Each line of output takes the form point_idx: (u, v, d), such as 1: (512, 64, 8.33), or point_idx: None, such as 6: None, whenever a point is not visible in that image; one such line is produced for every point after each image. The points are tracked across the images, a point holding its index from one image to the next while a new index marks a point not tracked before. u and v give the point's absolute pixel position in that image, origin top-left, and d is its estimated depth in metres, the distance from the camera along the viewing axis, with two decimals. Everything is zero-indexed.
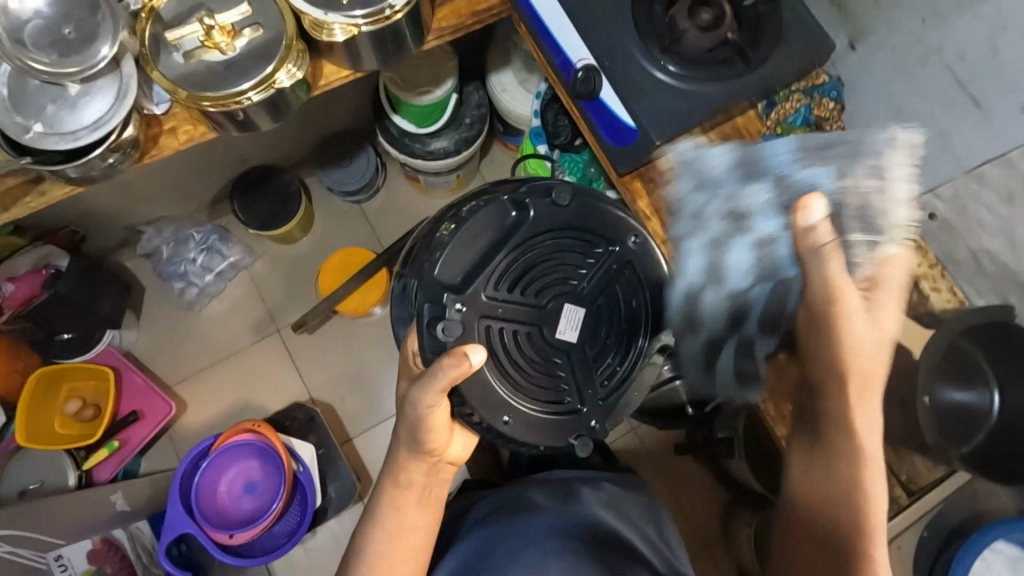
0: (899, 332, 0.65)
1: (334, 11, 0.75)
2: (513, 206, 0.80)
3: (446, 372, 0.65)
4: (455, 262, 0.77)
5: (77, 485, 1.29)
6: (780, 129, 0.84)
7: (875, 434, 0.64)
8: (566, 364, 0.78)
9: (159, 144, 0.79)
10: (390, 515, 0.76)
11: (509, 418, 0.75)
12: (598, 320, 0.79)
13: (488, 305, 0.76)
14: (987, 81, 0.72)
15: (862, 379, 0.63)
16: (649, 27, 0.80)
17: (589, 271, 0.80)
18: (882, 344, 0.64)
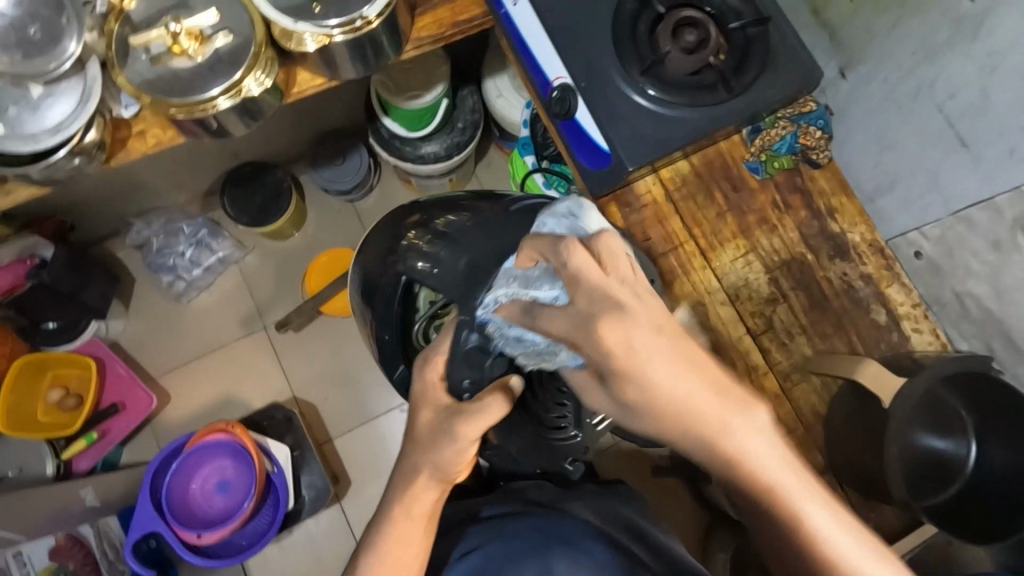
0: (652, 352, 0.44)
1: (305, 20, 0.73)
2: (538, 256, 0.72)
3: (495, 409, 0.59)
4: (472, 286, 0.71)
5: (55, 475, 1.29)
6: (764, 156, 0.82)
7: (752, 435, 0.46)
8: (572, 398, 0.71)
9: (128, 147, 0.79)
10: (394, 541, 0.64)
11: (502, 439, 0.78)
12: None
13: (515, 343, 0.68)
14: (976, 122, 0.71)
15: (699, 426, 0.45)
16: (631, 47, 0.78)
17: None
18: (649, 392, 0.45)
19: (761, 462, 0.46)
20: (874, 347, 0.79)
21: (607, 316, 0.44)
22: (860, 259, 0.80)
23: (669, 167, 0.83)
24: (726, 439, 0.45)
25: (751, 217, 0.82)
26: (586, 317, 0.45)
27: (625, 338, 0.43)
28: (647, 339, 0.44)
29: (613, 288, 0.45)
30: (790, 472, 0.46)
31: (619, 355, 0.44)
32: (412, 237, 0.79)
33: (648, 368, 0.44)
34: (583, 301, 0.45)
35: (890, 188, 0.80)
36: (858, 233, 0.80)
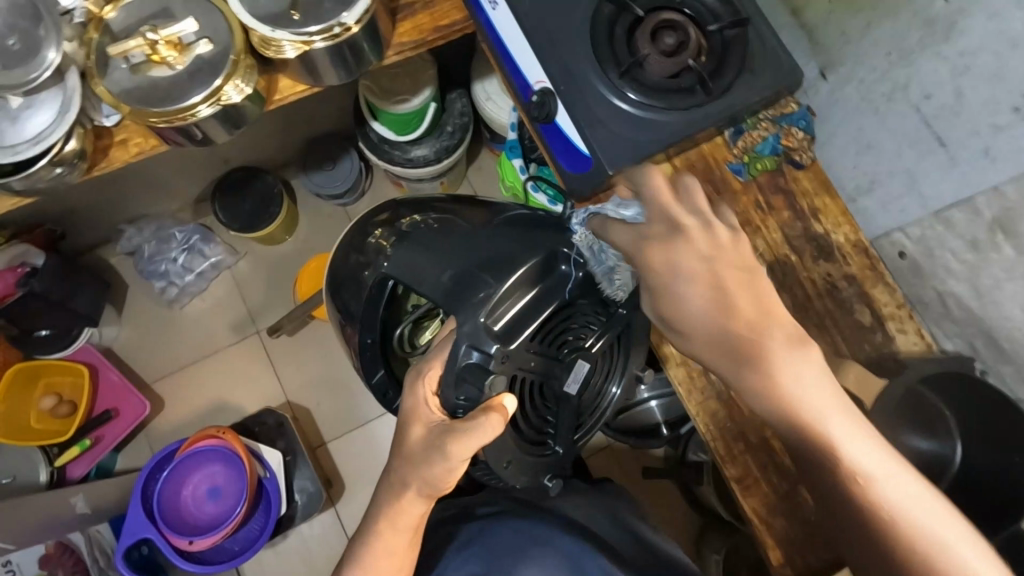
0: (694, 274, 0.53)
1: (283, 27, 0.73)
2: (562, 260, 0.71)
3: (488, 432, 0.59)
4: (496, 304, 0.67)
5: (48, 482, 1.29)
6: (747, 158, 0.83)
7: (799, 363, 0.50)
8: (558, 410, 0.73)
9: (109, 156, 0.79)
10: (380, 555, 0.66)
11: (510, 463, 0.69)
12: (595, 367, 0.76)
13: (523, 356, 0.66)
14: (951, 122, 0.69)
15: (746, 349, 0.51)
16: (609, 51, 0.78)
17: (601, 326, 0.73)
18: (694, 309, 0.53)
19: (806, 390, 0.49)
20: (858, 348, 0.80)
21: (656, 238, 0.56)
22: (844, 260, 0.80)
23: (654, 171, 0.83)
24: (768, 365, 0.50)
25: (734, 220, 0.82)
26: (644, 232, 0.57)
27: (668, 253, 0.54)
28: (690, 267, 0.53)
29: (676, 212, 0.55)
30: (823, 396, 0.49)
31: (663, 267, 0.55)
32: (383, 237, 0.83)
33: (689, 290, 0.53)
34: (655, 219, 0.56)
35: (871, 189, 0.81)
36: (841, 234, 0.80)
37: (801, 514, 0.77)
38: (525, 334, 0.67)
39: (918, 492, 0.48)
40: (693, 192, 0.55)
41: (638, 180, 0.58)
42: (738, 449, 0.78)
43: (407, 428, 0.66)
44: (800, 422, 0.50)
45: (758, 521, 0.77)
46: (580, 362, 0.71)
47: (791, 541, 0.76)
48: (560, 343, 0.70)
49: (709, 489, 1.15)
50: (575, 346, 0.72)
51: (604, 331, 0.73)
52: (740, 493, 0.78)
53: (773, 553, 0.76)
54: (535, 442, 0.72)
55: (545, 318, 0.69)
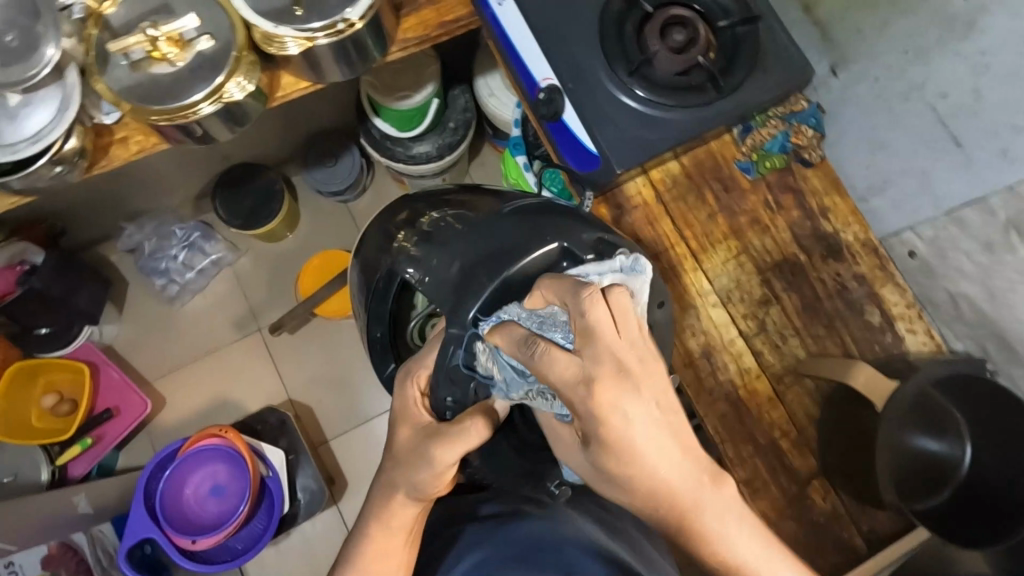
0: (636, 422, 0.46)
1: (286, 23, 0.72)
2: (564, 254, 0.63)
3: (475, 434, 0.59)
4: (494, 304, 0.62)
5: (49, 482, 1.27)
6: (755, 156, 0.82)
7: (722, 509, 0.48)
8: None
9: (110, 154, 0.78)
10: (371, 558, 0.65)
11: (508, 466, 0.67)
12: None
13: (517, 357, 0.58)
14: (968, 122, 0.70)
15: (677, 498, 0.47)
16: (618, 46, 0.77)
17: None
18: (637, 468, 0.47)
19: (730, 534, 0.48)
20: (867, 349, 0.79)
21: (608, 379, 0.46)
22: (854, 259, 0.80)
23: (660, 168, 0.82)
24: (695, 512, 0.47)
25: (742, 218, 0.82)
26: (584, 374, 0.47)
27: (616, 398, 0.46)
28: (641, 425, 0.46)
29: (620, 349, 0.47)
30: (747, 544, 0.48)
31: (611, 417, 0.46)
32: (406, 239, 0.72)
33: (637, 440, 0.46)
34: (595, 356, 0.47)
35: (883, 188, 0.79)
36: (850, 233, 0.80)
37: (808, 516, 0.79)
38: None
39: None
40: (612, 319, 0.47)
41: (617, 309, 0.48)
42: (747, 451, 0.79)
43: (400, 428, 0.65)
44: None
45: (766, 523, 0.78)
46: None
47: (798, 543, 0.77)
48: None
49: None
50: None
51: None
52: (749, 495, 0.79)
53: None
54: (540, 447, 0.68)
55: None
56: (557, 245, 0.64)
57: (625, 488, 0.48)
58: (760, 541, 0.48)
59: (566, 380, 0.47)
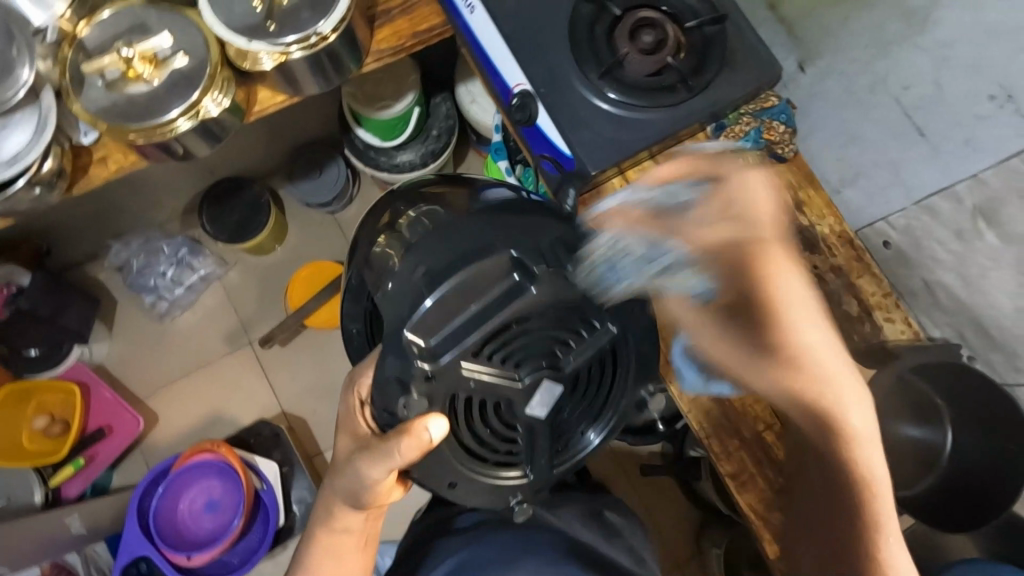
0: (788, 285, 0.58)
1: (260, 39, 0.72)
2: (517, 267, 0.54)
3: (404, 454, 0.56)
4: (428, 324, 0.53)
5: (43, 502, 1.28)
6: (730, 153, 0.83)
7: (835, 368, 0.58)
8: (524, 437, 0.59)
9: (89, 174, 0.79)
10: (324, 556, 0.68)
11: (456, 482, 0.61)
12: (574, 391, 0.59)
13: (460, 379, 0.53)
14: (932, 112, 0.69)
15: (795, 355, 0.58)
16: (589, 50, 0.78)
17: (584, 343, 0.55)
18: (794, 331, 0.58)
19: (839, 388, 0.59)
20: (848, 339, 0.79)
21: (768, 245, 0.59)
22: (830, 251, 0.81)
23: (635, 164, 0.78)
24: (807, 365, 0.58)
25: None
26: (737, 240, 0.60)
27: (779, 272, 0.58)
28: (795, 285, 0.58)
29: (750, 222, 0.60)
30: (850, 400, 0.59)
31: (777, 283, 0.58)
32: (384, 243, 0.74)
33: (795, 307, 0.58)
34: (752, 228, 0.60)
35: (855, 180, 0.81)
36: (826, 225, 0.81)
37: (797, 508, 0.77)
38: (475, 341, 0.52)
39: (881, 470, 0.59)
40: (759, 207, 0.61)
41: (750, 193, 0.62)
42: (733, 445, 0.79)
43: (342, 436, 0.67)
44: (828, 424, 0.59)
45: (756, 518, 0.78)
46: (541, 380, 0.55)
47: None
48: (518, 359, 0.54)
49: (709, 485, 1.15)
50: (539, 367, 0.55)
51: (587, 349, 0.55)
52: (735, 488, 0.78)
53: (772, 547, 0.76)
54: (494, 463, 0.61)
55: (513, 330, 0.53)
56: (511, 254, 0.55)
57: (777, 354, 0.58)
58: (862, 406, 0.59)
59: (707, 242, 0.60)
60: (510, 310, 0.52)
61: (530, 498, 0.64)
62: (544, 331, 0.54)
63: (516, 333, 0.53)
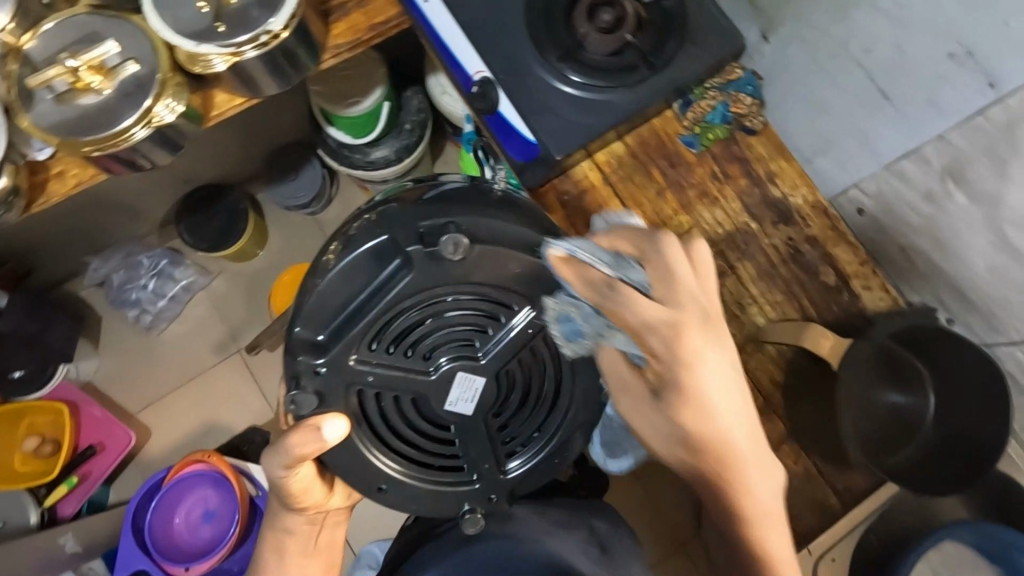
0: (714, 369, 0.50)
1: (208, 41, 0.70)
2: (394, 251, 0.58)
3: (291, 449, 0.57)
4: (316, 310, 0.59)
5: (39, 523, 1.27)
6: (698, 129, 0.83)
7: (761, 462, 0.54)
8: (460, 433, 0.64)
9: (48, 190, 0.78)
10: (269, 552, 0.67)
11: (386, 486, 0.65)
12: (507, 394, 0.65)
13: (356, 371, 0.60)
14: (893, 75, 0.67)
15: (716, 440, 0.52)
16: (547, 33, 0.76)
17: (495, 337, 0.61)
18: (721, 429, 0.51)
19: (757, 481, 0.54)
20: (826, 309, 0.81)
21: (697, 326, 0.50)
22: (805, 223, 0.82)
23: (604, 150, 0.84)
24: (727, 451, 0.52)
25: (691, 192, 0.83)
26: (671, 318, 0.49)
27: (698, 351, 0.50)
28: (716, 365, 0.50)
29: (693, 292, 0.50)
30: (768, 494, 0.54)
31: (698, 367, 0.50)
32: (336, 255, 0.60)
33: (709, 392, 0.50)
34: (686, 304, 0.50)
35: (825, 150, 0.82)
36: (799, 197, 0.82)
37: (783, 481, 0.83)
38: (360, 332, 0.59)
39: (788, 557, 0.56)
40: (695, 274, 0.51)
41: (665, 261, 0.51)
42: None
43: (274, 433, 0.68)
44: (743, 519, 0.55)
45: None
46: (453, 370, 0.61)
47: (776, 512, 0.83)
48: (426, 353, 0.61)
49: None
50: (451, 355, 0.61)
51: (501, 338, 0.61)
52: None
53: None
54: (437, 467, 0.66)
55: (411, 323, 0.60)
56: (383, 240, 0.58)
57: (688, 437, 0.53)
58: (778, 493, 0.55)
59: (632, 319, 0.50)
60: (391, 294, 0.58)
61: (484, 506, 0.68)
62: (452, 324, 0.60)
63: (418, 324, 0.60)
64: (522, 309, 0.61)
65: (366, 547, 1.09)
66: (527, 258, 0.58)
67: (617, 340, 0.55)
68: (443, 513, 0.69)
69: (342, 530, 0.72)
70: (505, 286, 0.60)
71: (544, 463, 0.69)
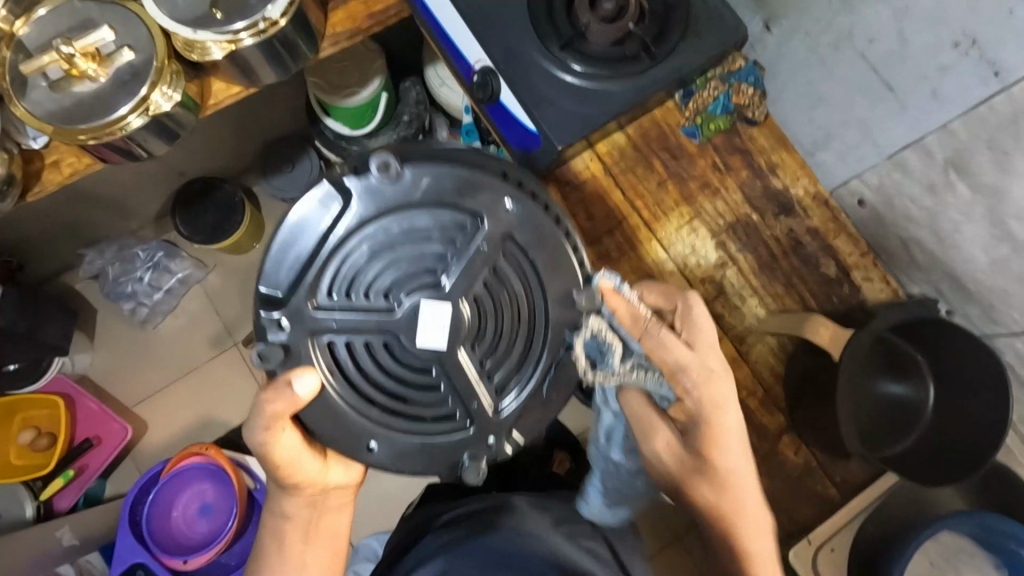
0: (728, 414, 0.62)
1: (205, 28, 0.69)
2: (336, 192, 0.61)
3: (266, 407, 0.60)
4: (274, 265, 0.62)
5: (35, 516, 1.27)
6: (700, 119, 0.84)
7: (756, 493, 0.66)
8: (437, 372, 0.63)
9: (43, 180, 0.77)
10: (269, 539, 0.69)
11: (375, 444, 0.64)
12: (483, 328, 0.64)
13: (316, 313, 0.62)
14: (896, 66, 0.67)
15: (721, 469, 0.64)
16: (548, 23, 0.76)
17: (454, 260, 0.62)
18: (725, 458, 0.63)
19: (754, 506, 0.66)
20: (826, 300, 0.83)
21: (719, 380, 0.61)
22: (806, 213, 0.83)
23: (606, 141, 0.84)
24: (729, 479, 0.65)
25: (692, 184, 0.84)
26: (694, 366, 0.60)
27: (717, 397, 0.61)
28: (730, 411, 0.62)
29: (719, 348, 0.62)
30: (759, 520, 0.67)
31: (717, 411, 0.61)
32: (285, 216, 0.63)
33: (722, 437, 0.62)
34: (708, 359, 0.61)
35: (826, 142, 0.82)
36: (801, 187, 0.83)
37: (781, 471, 0.83)
38: (317, 278, 0.61)
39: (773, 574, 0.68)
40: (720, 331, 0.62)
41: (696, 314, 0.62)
42: None
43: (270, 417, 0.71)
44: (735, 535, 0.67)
45: None
46: (417, 302, 0.62)
47: (774, 502, 0.84)
48: (389, 283, 0.62)
49: None
50: (416, 285, 0.62)
51: (462, 259, 0.62)
52: None
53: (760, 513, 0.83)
54: (430, 418, 0.65)
55: (369, 255, 0.62)
56: (325, 186, 0.61)
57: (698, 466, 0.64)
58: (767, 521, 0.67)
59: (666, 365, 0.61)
60: (341, 229, 0.61)
61: (488, 455, 0.66)
62: (410, 255, 0.62)
63: (377, 259, 0.62)
64: (477, 226, 0.63)
65: (365, 540, 1.09)
66: (464, 172, 0.63)
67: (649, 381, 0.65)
68: (444, 471, 0.66)
69: (345, 518, 0.72)
70: (461, 209, 0.63)
71: (541, 399, 0.66)
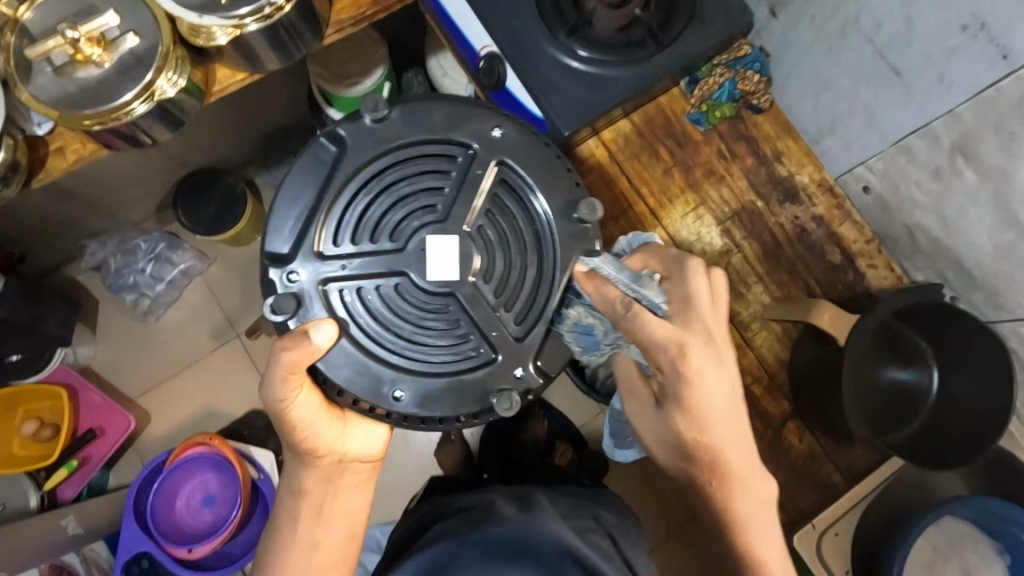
0: (717, 387, 0.60)
1: (211, 13, 0.69)
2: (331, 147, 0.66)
3: (283, 362, 0.60)
4: (276, 224, 0.65)
5: (39, 507, 1.26)
6: (705, 107, 0.83)
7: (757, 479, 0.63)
8: (450, 303, 0.65)
9: (48, 166, 0.77)
10: (280, 522, 0.68)
11: (401, 394, 0.64)
12: (491, 258, 0.66)
13: (322, 259, 0.64)
14: (903, 49, 0.67)
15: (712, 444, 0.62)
16: (554, 9, 0.75)
17: (452, 191, 0.66)
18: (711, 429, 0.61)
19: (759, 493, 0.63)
20: (831, 287, 0.85)
21: (702, 346, 0.59)
22: (811, 201, 0.85)
23: (611, 128, 0.84)
24: (723, 456, 0.62)
25: (698, 171, 0.85)
26: (680, 335, 0.59)
27: (704, 369, 0.59)
28: (714, 381, 0.60)
29: (710, 319, 0.60)
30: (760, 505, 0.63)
31: (698, 382, 0.59)
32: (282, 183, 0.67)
33: (709, 411, 0.61)
34: (694, 327, 0.59)
35: (832, 128, 0.82)
36: (806, 175, 0.85)
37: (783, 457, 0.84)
38: (319, 228, 0.64)
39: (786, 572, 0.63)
40: (706, 300, 0.60)
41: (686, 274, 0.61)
42: None
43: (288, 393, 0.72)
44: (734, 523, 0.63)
45: None
46: (423, 235, 0.64)
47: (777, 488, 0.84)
48: (394, 220, 0.65)
49: None
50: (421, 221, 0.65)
51: (459, 188, 0.66)
52: None
53: None
54: (453, 355, 0.65)
55: (369, 198, 0.65)
56: (319, 143, 0.66)
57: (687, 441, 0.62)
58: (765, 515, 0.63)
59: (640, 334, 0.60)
60: (339, 177, 0.65)
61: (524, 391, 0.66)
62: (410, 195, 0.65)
63: (378, 201, 0.65)
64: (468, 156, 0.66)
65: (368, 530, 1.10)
66: (450, 108, 0.67)
67: (631, 351, 0.67)
68: (475, 406, 0.65)
69: (357, 497, 0.71)
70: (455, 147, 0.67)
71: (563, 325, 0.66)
